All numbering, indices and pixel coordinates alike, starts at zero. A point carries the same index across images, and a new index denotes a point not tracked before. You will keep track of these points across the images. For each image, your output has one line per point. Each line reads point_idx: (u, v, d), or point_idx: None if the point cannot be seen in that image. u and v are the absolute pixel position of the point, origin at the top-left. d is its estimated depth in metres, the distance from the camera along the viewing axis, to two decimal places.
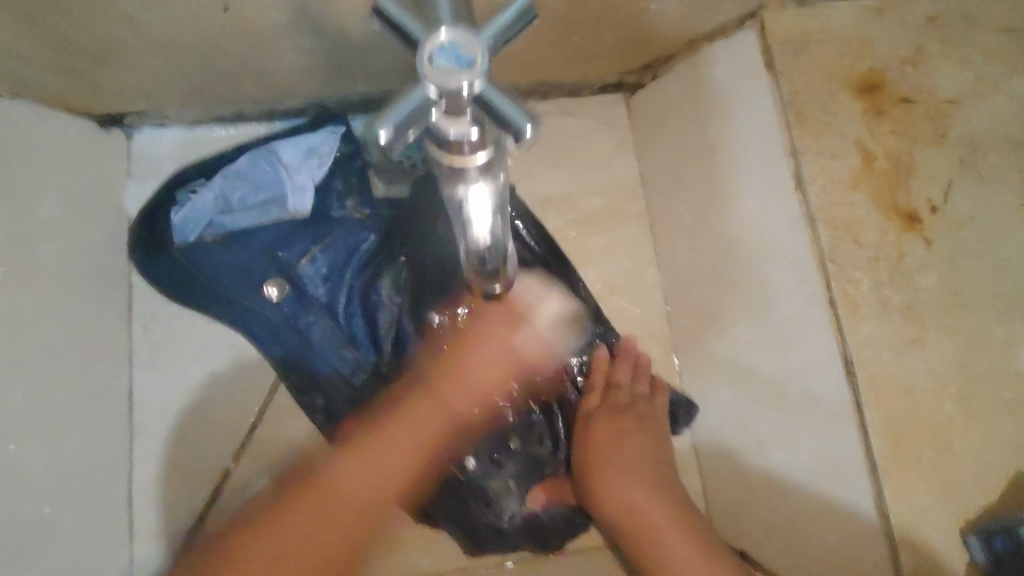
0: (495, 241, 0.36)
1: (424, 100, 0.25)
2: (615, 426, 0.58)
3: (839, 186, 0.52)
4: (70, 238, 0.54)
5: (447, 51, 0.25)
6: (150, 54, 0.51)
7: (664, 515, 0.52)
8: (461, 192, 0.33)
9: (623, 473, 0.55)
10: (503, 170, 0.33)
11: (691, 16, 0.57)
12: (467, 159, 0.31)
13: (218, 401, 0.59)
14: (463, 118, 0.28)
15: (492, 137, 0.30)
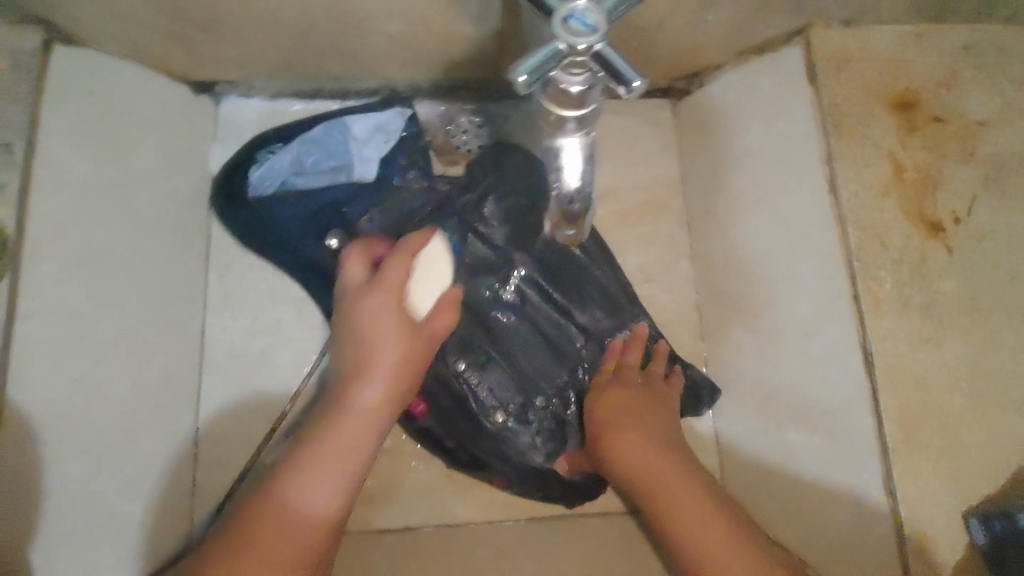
0: (583, 182, 0.47)
1: (555, 53, 0.35)
2: (625, 393, 0.59)
3: (870, 193, 0.56)
4: (161, 188, 0.60)
5: (579, 17, 0.35)
6: (251, 29, 0.57)
7: (677, 476, 0.53)
8: (559, 143, 0.45)
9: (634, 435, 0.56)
10: (593, 128, 0.45)
11: (742, 27, 0.62)
12: (568, 109, 0.41)
13: (283, 348, 0.63)
14: (574, 76, 0.38)
15: (589, 93, 0.40)
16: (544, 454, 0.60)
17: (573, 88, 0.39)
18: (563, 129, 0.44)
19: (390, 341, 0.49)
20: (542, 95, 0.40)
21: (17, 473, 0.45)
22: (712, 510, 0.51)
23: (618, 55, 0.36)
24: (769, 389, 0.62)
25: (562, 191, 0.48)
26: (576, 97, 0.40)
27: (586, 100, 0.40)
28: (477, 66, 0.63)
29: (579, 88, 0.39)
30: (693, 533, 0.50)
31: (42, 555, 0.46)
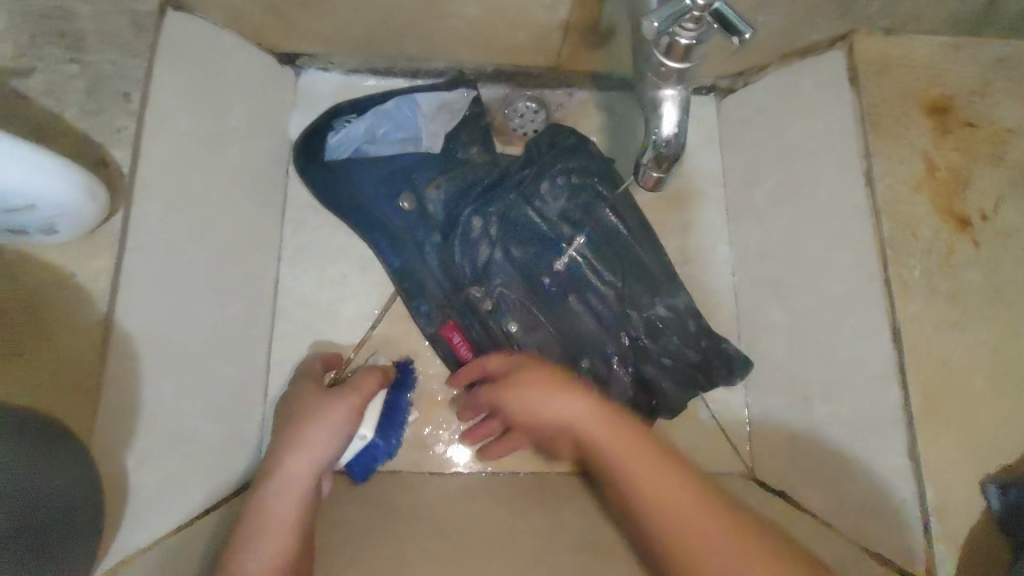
0: (680, 132, 0.47)
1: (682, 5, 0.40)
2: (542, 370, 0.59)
3: (904, 187, 0.61)
4: (248, 148, 0.66)
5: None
6: (341, 7, 0.62)
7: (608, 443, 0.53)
8: (661, 92, 0.47)
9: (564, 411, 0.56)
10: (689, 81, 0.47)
11: (790, 31, 0.67)
12: (675, 63, 0.45)
13: (349, 302, 0.69)
14: (687, 32, 0.43)
15: (694, 51, 0.44)
16: None
17: (684, 41, 0.43)
18: (666, 81, 0.47)
19: (323, 403, 0.57)
20: (654, 48, 0.45)
21: (118, 381, 0.50)
22: (657, 470, 0.50)
23: (731, 12, 0.41)
24: (795, 365, 0.67)
25: (659, 138, 0.47)
26: (684, 51, 0.44)
27: (691, 56, 0.45)
28: (541, 54, 0.69)
29: (690, 43, 0.44)
30: (643, 500, 0.50)
31: (134, 460, 0.50)
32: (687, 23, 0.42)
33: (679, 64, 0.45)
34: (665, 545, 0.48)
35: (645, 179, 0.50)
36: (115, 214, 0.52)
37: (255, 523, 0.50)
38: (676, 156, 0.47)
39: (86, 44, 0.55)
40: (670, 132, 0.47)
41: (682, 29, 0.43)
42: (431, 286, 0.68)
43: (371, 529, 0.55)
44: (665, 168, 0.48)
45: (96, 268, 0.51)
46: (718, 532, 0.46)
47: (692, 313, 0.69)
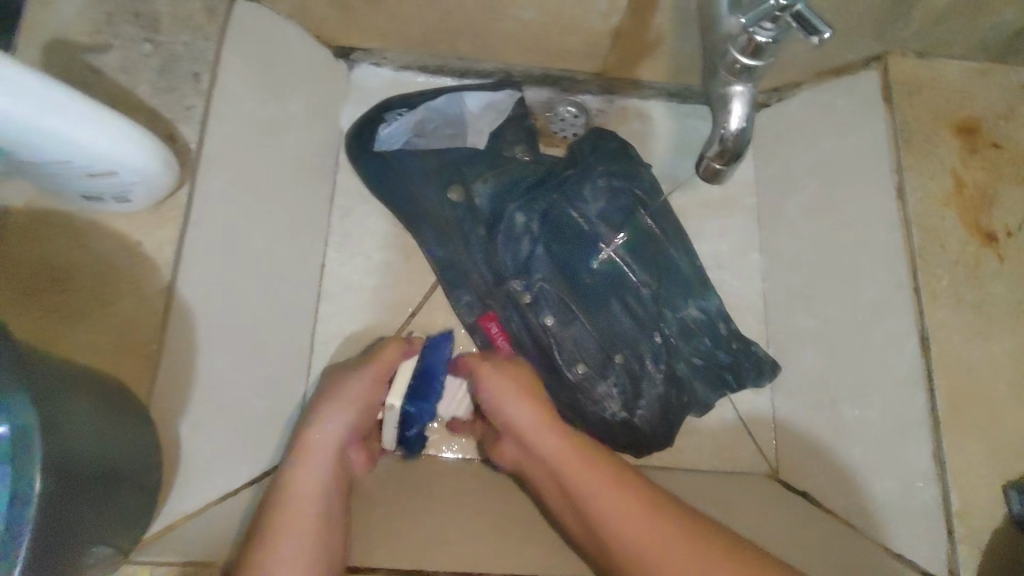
0: (745, 127, 0.50)
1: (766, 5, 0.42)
2: (502, 379, 0.61)
3: (934, 201, 0.63)
4: (304, 133, 0.68)
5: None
6: (402, 4, 0.65)
7: (559, 456, 0.56)
8: (732, 88, 0.50)
9: (521, 421, 0.59)
10: (759, 78, 0.50)
11: (827, 50, 0.70)
12: (748, 61, 0.48)
13: (393, 289, 0.71)
14: (765, 31, 0.45)
15: (768, 50, 0.47)
16: (619, 404, 0.69)
17: (761, 38, 0.45)
18: (737, 78, 0.49)
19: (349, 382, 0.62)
20: (731, 44, 0.48)
21: (179, 349, 0.52)
22: (601, 480, 0.54)
23: (814, 12, 0.42)
24: (822, 369, 0.69)
25: (725, 131, 0.50)
26: (758, 48, 0.46)
27: (763, 55, 0.47)
28: (588, 59, 0.71)
29: (766, 41, 0.46)
30: (587, 508, 0.53)
31: (189, 427, 0.51)
32: (766, 22, 0.44)
33: (752, 60, 0.47)
34: (603, 548, 0.51)
35: (705, 169, 0.53)
36: (181, 186, 0.54)
37: (282, 498, 0.53)
38: (739, 151, 0.50)
39: (161, 25, 0.57)
40: (736, 127, 0.50)
41: (761, 28, 0.45)
42: (474, 277, 0.70)
43: (419, 513, 0.57)
44: (726, 161, 0.51)
45: (162, 238, 0.53)
46: (661, 534, 0.50)
47: (725, 315, 0.71)
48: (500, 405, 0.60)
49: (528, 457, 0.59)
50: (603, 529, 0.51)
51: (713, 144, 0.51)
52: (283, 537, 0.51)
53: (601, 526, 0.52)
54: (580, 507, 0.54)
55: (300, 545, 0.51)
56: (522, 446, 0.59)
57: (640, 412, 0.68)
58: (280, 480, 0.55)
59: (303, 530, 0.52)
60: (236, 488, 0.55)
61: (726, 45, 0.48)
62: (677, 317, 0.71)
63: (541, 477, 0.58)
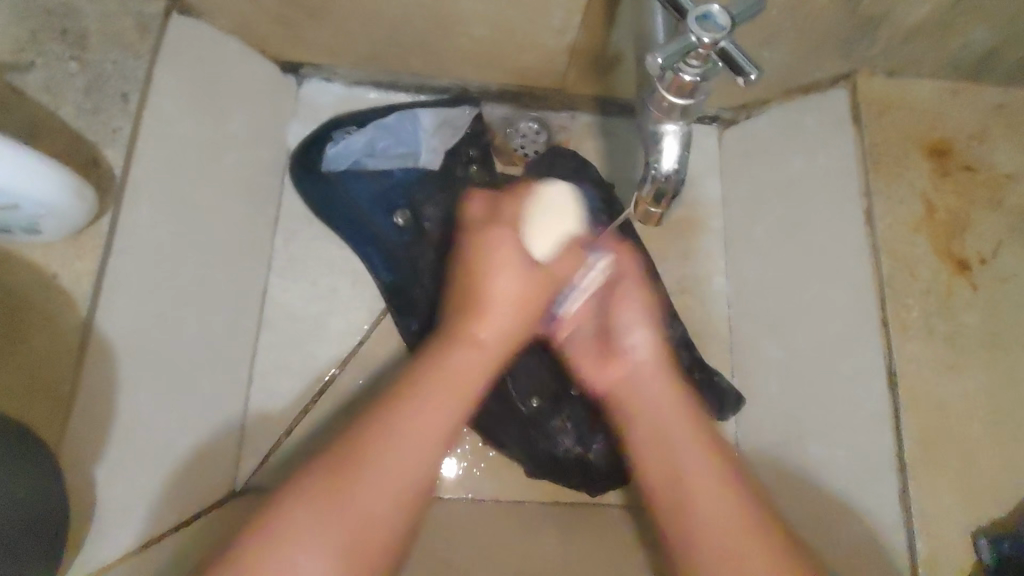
0: (679, 170, 0.48)
1: (688, 44, 0.41)
2: (639, 308, 0.59)
3: (903, 227, 0.61)
4: (246, 155, 0.65)
5: (712, 17, 0.41)
6: (349, 19, 0.62)
7: (668, 393, 0.56)
8: (662, 127, 0.47)
9: (643, 354, 0.58)
10: (693, 116, 0.47)
11: (793, 68, 0.67)
12: (678, 100, 0.45)
13: (338, 318, 0.67)
14: (691, 69, 0.43)
15: (699, 90, 0.45)
16: (574, 439, 0.63)
17: (687, 78, 0.43)
18: (668, 116, 0.47)
19: (511, 256, 0.54)
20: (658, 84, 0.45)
21: (97, 388, 0.48)
22: (716, 472, 0.51)
23: (738, 51, 0.41)
24: (789, 404, 0.65)
25: (658, 174, 0.48)
26: (688, 87, 0.44)
27: (695, 96, 0.45)
28: (548, 75, 0.68)
29: (694, 80, 0.43)
30: (681, 482, 0.52)
31: (106, 471, 0.48)
32: (692, 60, 0.42)
33: (680, 100, 0.45)
34: (678, 507, 0.51)
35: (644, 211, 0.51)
36: (103, 213, 0.51)
37: (433, 387, 0.50)
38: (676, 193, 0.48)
39: (89, 42, 0.54)
40: (669, 169, 0.48)
41: (687, 67, 0.43)
42: (422, 303, 0.66)
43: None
44: (662, 203, 0.50)
45: (81, 269, 0.49)
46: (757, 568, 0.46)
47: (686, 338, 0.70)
48: (624, 333, 0.59)
49: (632, 386, 0.57)
50: (692, 492, 0.51)
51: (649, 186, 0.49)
52: (423, 416, 0.49)
53: (693, 538, 0.49)
54: (678, 492, 0.52)
55: (440, 415, 0.49)
56: (633, 380, 0.57)
57: (596, 447, 0.63)
58: (436, 359, 0.52)
59: (444, 404, 0.50)
60: (162, 533, 0.51)
61: (654, 85, 0.46)
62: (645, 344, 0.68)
63: (647, 404, 0.56)
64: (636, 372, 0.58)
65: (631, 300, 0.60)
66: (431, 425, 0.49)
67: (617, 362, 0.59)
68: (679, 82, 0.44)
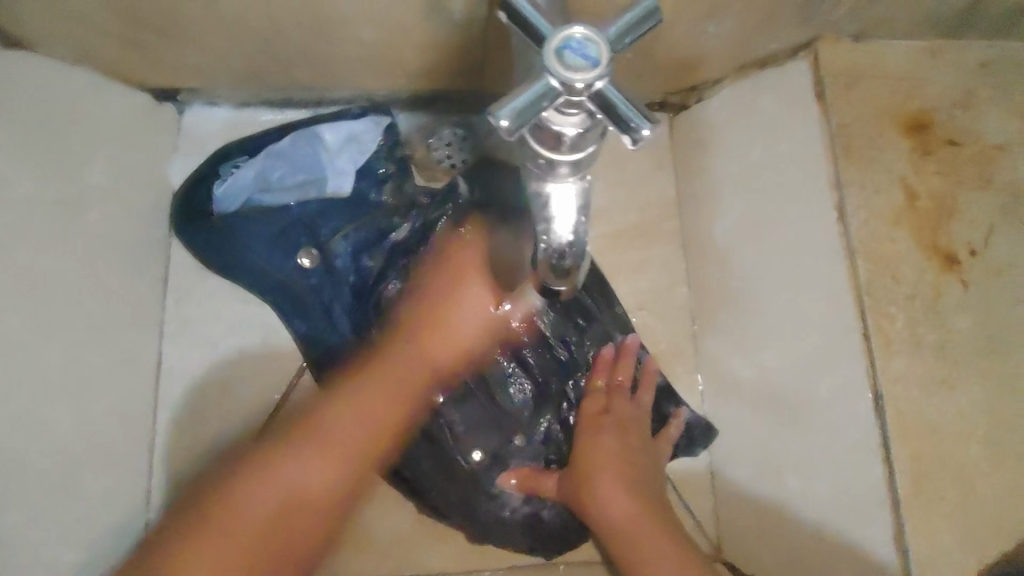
0: (579, 237, 0.34)
1: (546, 91, 0.29)
2: (615, 437, 0.54)
3: (880, 223, 0.52)
4: (116, 209, 0.55)
5: (575, 49, 0.29)
6: (215, 35, 0.52)
7: (618, 462, 0.53)
8: (548, 187, 0.35)
9: (623, 503, 0.51)
10: (589, 172, 0.35)
11: (746, 41, 0.58)
12: (562, 156, 0.33)
13: (247, 385, 0.59)
14: (569, 115, 0.31)
15: (592, 137, 0.33)
16: (523, 497, 0.57)
17: (569, 129, 0.31)
18: (552, 173, 0.34)
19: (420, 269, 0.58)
20: (527, 139, 0.33)
21: None
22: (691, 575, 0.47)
23: (624, 96, 0.29)
24: (766, 430, 0.58)
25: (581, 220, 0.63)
26: (570, 141, 0.32)
27: (587, 146, 0.33)
28: (462, 77, 0.59)
29: (578, 129, 0.32)
30: None
31: None
32: (563, 111, 0.31)
33: (568, 155, 0.33)
34: None
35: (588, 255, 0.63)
36: None
37: (366, 386, 0.53)
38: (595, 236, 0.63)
39: None
40: None
41: (560, 120, 0.31)
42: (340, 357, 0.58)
43: None
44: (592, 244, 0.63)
45: None
46: None
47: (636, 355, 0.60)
48: (591, 462, 0.53)
49: (626, 526, 0.50)
50: None
51: (543, 264, 0.36)
52: (338, 424, 0.50)
53: None
54: None
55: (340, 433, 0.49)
56: (597, 513, 0.51)
57: (548, 505, 0.56)
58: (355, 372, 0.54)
59: (379, 407, 0.52)
60: None
61: (526, 142, 0.33)
62: (622, 384, 0.58)
63: (609, 474, 0.52)
64: (623, 511, 0.50)
65: (609, 433, 0.55)
66: (347, 451, 0.49)
67: (591, 501, 0.52)
68: (558, 134, 0.32)
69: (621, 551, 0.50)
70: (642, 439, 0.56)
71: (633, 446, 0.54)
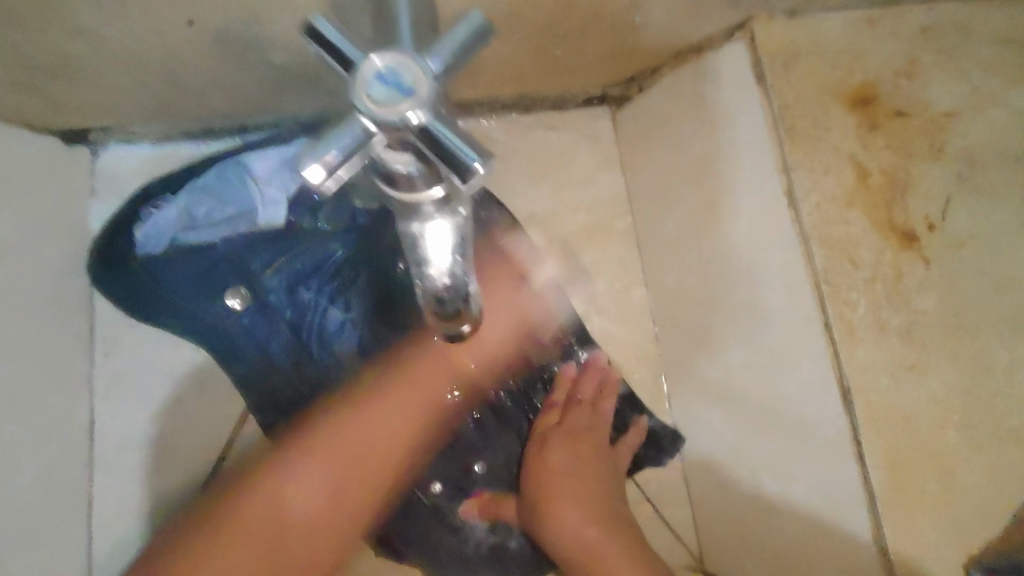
0: (457, 278, 0.33)
1: (360, 134, 0.26)
2: (567, 451, 0.55)
3: (832, 204, 0.49)
4: (27, 261, 0.50)
5: (386, 80, 0.25)
6: (111, 71, 0.48)
7: (569, 475, 0.53)
8: (418, 227, 0.31)
9: (574, 516, 0.51)
10: (461, 205, 0.32)
11: (677, 27, 0.55)
12: (422, 194, 0.30)
13: (191, 435, 0.56)
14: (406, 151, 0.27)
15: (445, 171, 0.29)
16: (487, 526, 0.57)
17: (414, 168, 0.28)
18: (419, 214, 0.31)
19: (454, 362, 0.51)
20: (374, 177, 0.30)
21: None
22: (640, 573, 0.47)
23: (453, 130, 0.26)
24: (736, 432, 0.56)
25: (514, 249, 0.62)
26: (418, 180, 0.29)
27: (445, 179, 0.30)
28: None
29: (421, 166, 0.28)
30: None
31: None
32: (396, 149, 0.27)
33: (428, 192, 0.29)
34: None
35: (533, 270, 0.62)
36: None
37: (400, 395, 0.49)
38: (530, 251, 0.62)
39: None
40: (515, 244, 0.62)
41: (394, 158, 0.28)
42: (284, 397, 0.56)
43: None
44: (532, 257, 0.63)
45: None
46: None
47: (588, 365, 0.60)
48: (545, 478, 0.53)
49: (579, 539, 0.50)
50: None
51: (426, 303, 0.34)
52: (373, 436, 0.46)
53: None
54: None
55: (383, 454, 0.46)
56: (552, 528, 0.51)
57: (511, 536, 0.56)
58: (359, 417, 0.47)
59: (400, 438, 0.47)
60: None
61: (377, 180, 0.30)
62: (570, 395, 0.59)
63: (562, 486, 0.53)
64: (575, 527, 0.50)
65: (559, 446, 0.55)
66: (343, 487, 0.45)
67: (543, 515, 0.52)
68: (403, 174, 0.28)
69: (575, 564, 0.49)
70: (594, 448, 0.56)
71: (584, 456, 0.55)
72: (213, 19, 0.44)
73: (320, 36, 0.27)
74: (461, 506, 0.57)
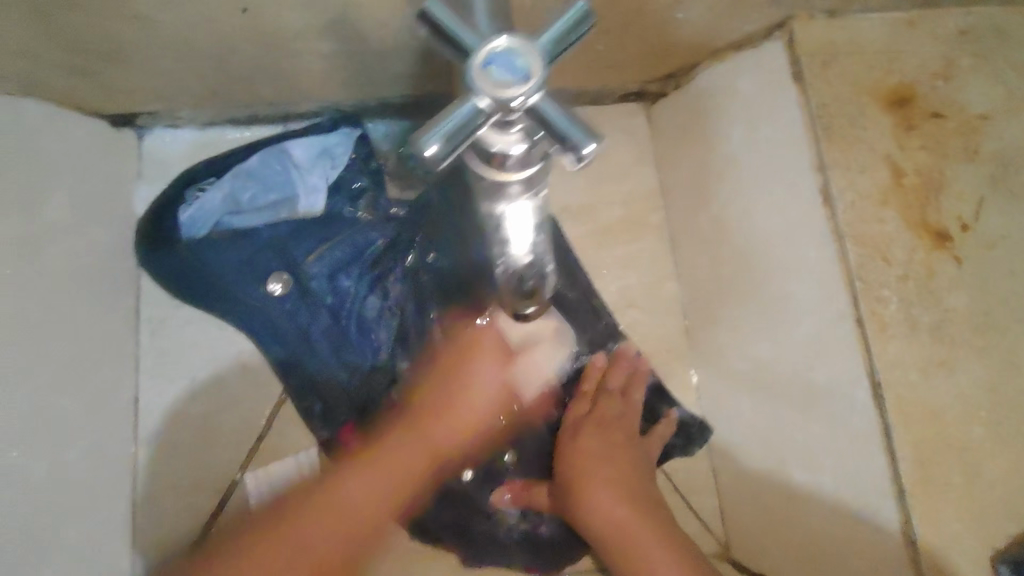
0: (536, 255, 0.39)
1: (475, 112, 0.27)
2: (601, 438, 0.56)
3: (867, 203, 0.50)
4: (77, 240, 0.51)
5: (501, 62, 0.27)
6: (162, 56, 0.50)
7: (603, 460, 0.54)
8: (501, 209, 0.35)
9: (609, 500, 0.52)
10: (543, 186, 0.34)
11: (717, 24, 0.56)
12: (511, 173, 0.32)
13: (230, 414, 0.58)
14: (510, 132, 0.30)
15: (539, 153, 0.31)
16: (519, 513, 0.59)
17: (514, 148, 0.30)
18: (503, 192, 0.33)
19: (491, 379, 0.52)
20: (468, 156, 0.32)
21: None
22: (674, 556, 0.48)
23: (562, 113, 0.28)
24: (764, 424, 0.58)
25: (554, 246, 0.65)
26: (515, 160, 0.31)
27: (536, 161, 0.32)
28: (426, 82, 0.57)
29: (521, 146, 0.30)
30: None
31: None
32: (500, 129, 0.29)
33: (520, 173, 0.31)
34: None
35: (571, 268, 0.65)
36: None
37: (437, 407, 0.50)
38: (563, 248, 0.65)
39: None
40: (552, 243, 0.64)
41: (498, 138, 0.30)
42: (323, 379, 0.57)
43: None
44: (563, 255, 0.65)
45: None
46: None
47: (617, 356, 0.62)
48: (580, 463, 0.54)
49: (614, 522, 0.51)
50: None
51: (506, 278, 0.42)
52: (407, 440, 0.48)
53: None
54: None
55: (410, 459, 0.48)
56: (587, 511, 0.52)
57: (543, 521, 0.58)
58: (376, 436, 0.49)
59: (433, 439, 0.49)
60: None
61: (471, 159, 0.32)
62: (601, 385, 0.60)
63: (596, 469, 0.54)
64: (610, 511, 0.51)
65: (594, 433, 0.56)
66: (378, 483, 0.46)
67: (579, 499, 0.53)
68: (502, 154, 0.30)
69: (608, 546, 0.50)
70: (626, 435, 0.57)
71: (617, 442, 0.56)
72: (266, 7, 0.45)
73: (432, 19, 0.29)
74: (493, 493, 0.59)
